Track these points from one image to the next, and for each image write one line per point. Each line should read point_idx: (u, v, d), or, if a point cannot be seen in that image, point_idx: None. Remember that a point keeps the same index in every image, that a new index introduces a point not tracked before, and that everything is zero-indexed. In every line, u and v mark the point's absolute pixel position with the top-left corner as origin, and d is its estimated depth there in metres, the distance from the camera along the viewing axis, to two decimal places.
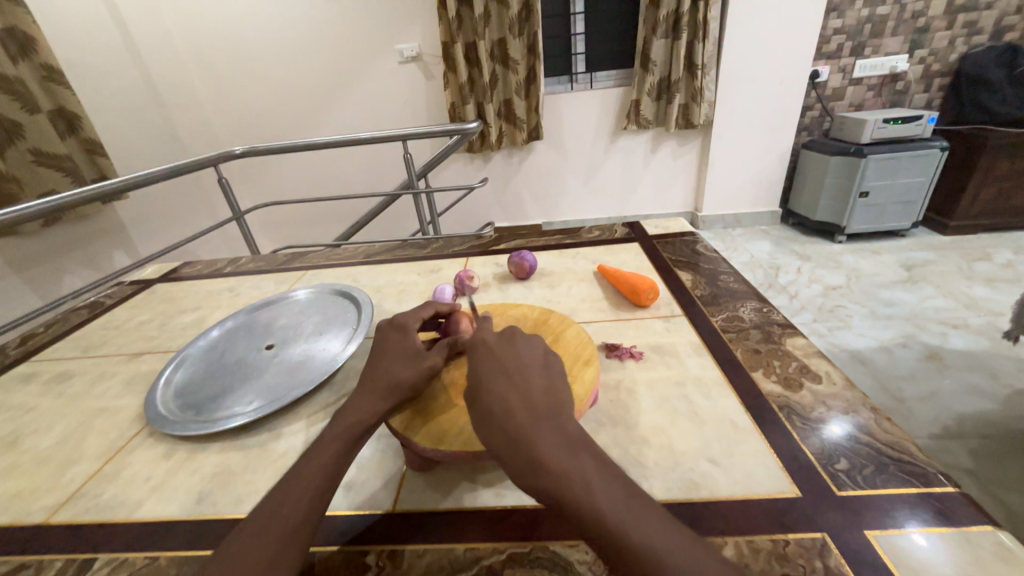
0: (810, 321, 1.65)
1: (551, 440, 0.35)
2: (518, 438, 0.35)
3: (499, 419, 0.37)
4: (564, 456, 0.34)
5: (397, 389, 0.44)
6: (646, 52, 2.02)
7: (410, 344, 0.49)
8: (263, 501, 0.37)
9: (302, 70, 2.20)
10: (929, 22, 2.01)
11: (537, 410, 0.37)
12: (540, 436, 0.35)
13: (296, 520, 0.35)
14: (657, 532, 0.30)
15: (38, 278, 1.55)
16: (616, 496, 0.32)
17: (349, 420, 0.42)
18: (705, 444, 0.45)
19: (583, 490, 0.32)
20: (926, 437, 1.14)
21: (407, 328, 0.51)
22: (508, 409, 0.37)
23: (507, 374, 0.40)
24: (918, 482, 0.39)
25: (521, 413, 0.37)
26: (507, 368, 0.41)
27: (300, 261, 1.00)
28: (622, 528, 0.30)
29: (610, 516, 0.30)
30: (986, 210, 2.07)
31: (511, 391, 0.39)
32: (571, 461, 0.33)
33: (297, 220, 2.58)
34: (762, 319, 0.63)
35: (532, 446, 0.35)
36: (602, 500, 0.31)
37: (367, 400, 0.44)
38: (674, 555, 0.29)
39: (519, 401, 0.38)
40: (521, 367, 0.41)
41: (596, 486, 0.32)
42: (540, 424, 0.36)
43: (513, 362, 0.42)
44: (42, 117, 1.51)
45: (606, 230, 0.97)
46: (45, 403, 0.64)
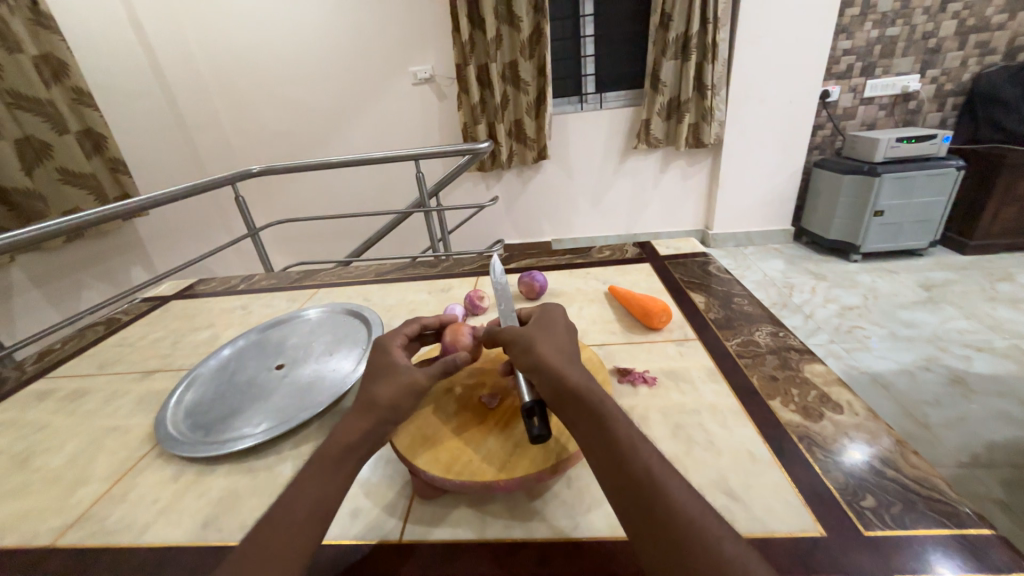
0: (825, 342, 1.61)
1: (585, 375, 0.41)
2: (558, 363, 0.41)
3: (544, 349, 0.43)
4: (595, 388, 0.40)
5: (376, 407, 0.42)
6: (656, 73, 2.04)
7: (389, 361, 0.46)
8: (252, 529, 0.36)
9: (319, 92, 2.26)
10: (940, 43, 2.01)
11: (575, 358, 0.43)
12: (577, 370, 0.41)
13: (285, 551, 0.34)
14: (658, 462, 0.35)
15: (59, 292, 1.59)
16: (630, 428, 0.37)
17: (336, 442, 0.40)
18: (723, 476, 0.43)
19: (607, 412, 0.37)
20: (954, 465, 1.09)
21: (388, 347, 0.49)
22: (553, 347, 0.44)
23: (553, 332, 0.47)
24: (949, 523, 0.37)
25: (564, 354, 0.43)
26: (553, 327, 0.48)
27: (313, 279, 1.01)
28: (633, 447, 0.35)
29: (625, 435, 0.36)
30: (1007, 230, 2.03)
31: (555, 340, 0.45)
32: (600, 393, 0.39)
33: (311, 237, 2.62)
34: (778, 344, 0.62)
35: (570, 372, 0.41)
36: (621, 424, 0.37)
37: (352, 419, 0.42)
38: (669, 481, 0.33)
39: (561, 347, 0.44)
40: (564, 332, 0.48)
41: (617, 416, 0.37)
42: (577, 365, 0.42)
43: (558, 325, 0.48)
44: (70, 138, 1.57)
45: (616, 250, 0.97)
46: (59, 421, 0.65)
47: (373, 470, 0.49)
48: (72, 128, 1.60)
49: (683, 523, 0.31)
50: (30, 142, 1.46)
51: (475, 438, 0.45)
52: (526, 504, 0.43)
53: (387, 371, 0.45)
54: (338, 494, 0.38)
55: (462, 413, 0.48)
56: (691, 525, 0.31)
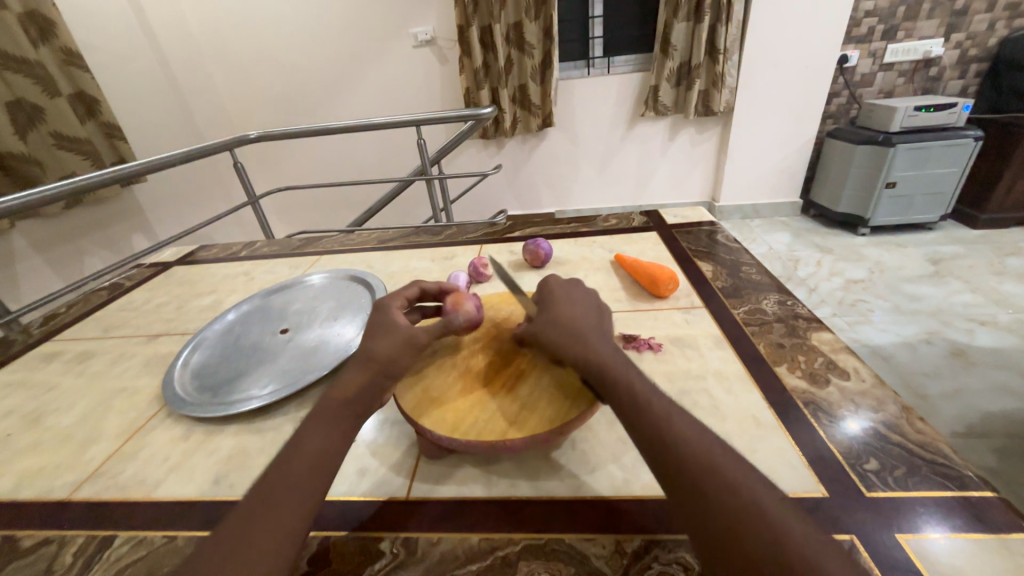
0: (828, 315, 1.61)
1: (601, 343, 0.40)
2: (572, 332, 0.40)
3: (558, 320, 0.41)
4: (614, 355, 0.39)
5: (374, 361, 0.41)
6: (667, 36, 1.95)
7: (386, 317, 0.45)
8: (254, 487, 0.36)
9: (317, 55, 2.18)
10: (968, 4, 1.91)
11: (593, 323, 0.42)
12: (592, 336, 0.40)
13: (288, 505, 0.34)
14: (676, 416, 0.35)
15: (61, 259, 1.59)
16: (647, 388, 0.37)
17: (328, 400, 0.40)
18: (727, 439, 0.43)
19: (623, 376, 0.37)
20: (948, 435, 1.11)
21: (385, 306, 0.47)
22: (568, 316, 0.42)
23: (564, 295, 0.45)
24: (952, 486, 0.38)
25: (578, 320, 0.42)
26: (569, 294, 0.45)
27: (315, 246, 1.00)
28: (650, 407, 0.35)
29: (642, 396, 0.35)
30: (1020, 203, 1.99)
31: (570, 306, 0.43)
32: (617, 360, 0.38)
33: (311, 206, 2.58)
34: (786, 312, 0.61)
35: (583, 341, 0.39)
36: (637, 386, 0.36)
37: (349, 376, 0.42)
38: (689, 434, 0.33)
39: (576, 313, 0.42)
40: (581, 296, 0.45)
41: (636, 381, 0.37)
42: (593, 332, 0.41)
43: (572, 288, 0.46)
44: (61, 101, 1.52)
45: (623, 218, 0.95)
46: (67, 382, 0.66)
47: (378, 431, 0.49)
48: (64, 91, 1.56)
49: (704, 470, 0.31)
50: (20, 104, 1.42)
51: (482, 398, 0.45)
52: (530, 465, 0.44)
53: (384, 327, 0.44)
54: (337, 451, 0.38)
55: (464, 374, 0.48)
56: (713, 472, 0.31)
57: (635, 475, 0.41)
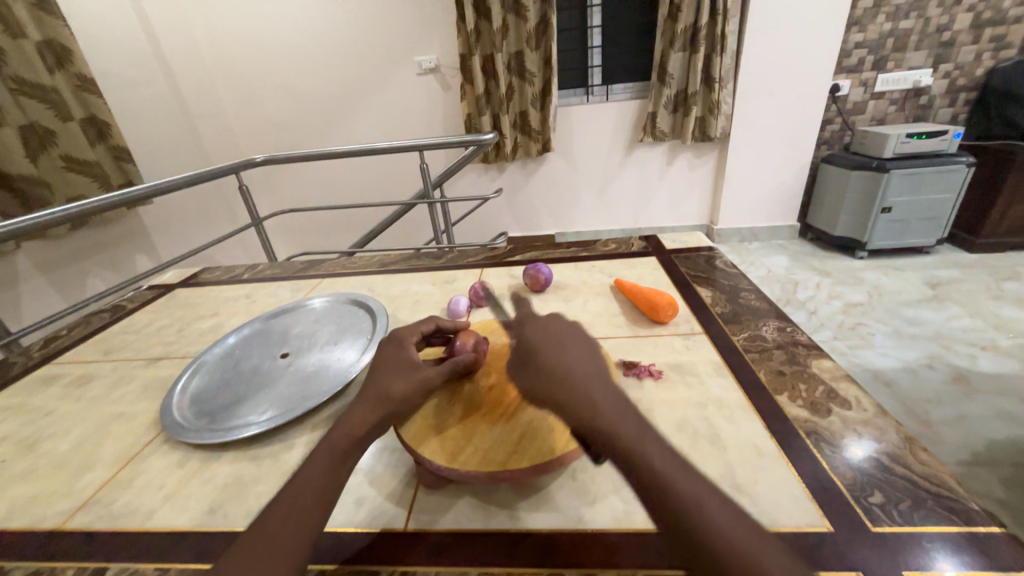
0: (829, 339, 1.61)
1: (602, 397, 0.37)
2: (570, 389, 0.38)
3: (553, 374, 0.39)
4: (617, 410, 0.36)
5: (388, 400, 0.43)
6: (663, 66, 2.02)
7: (405, 356, 0.48)
8: (258, 518, 0.36)
9: (324, 81, 2.25)
10: (954, 36, 1.98)
11: (591, 373, 0.39)
12: (592, 390, 0.38)
13: (284, 541, 0.34)
14: (695, 481, 0.32)
15: (63, 279, 1.59)
16: (658, 446, 0.33)
17: (333, 435, 0.40)
18: (729, 470, 0.43)
19: (630, 436, 0.34)
20: (955, 463, 1.09)
21: (404, 341, 0.50)
22: (563, 369, 0.39)
23: (558, 343, 0.43)
24: (958, 520, 0.37)
25: (575, 373, 0.39)
26: (565, 338, 0.43)
27: (317, 269, 1.01)
28: (665, 473, 0.32)
29: (655, 461, 0.32)
30: (1016, 228, 2.01)
31: (565, 357, 0.41)
32: (621, 415, 0.36)
33: (313, 227, 2.61)
34: (786, 339, 0.61)
35: (583, 398, 0.37)
36: (648, 447, 0.33)
37: (358, 410, 0.42)
38: (711, 504, 0.30)
39: (572, 364, 0.40)
40: (578, 339, 0.43)
41: (645, 440, 0.34)
42: (592, 384, 0.38)
43: (565, 334, 0.44)
44: (73, 125, 1.56)
45: (622, 243, 0.96)
46: (64, 406, 0.65)
47: (377, 459, 0.49)
48: (76, 115, 1.60)
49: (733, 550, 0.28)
50: (34, 128, 1.46)
51: (480, 428, 0.45)
52: (529, 495, 0.43)
53: (400, 366, 0.46)
54: (340, 483, 0.38)
55: (463, 404, 0.48)
56: (743, 552, 0.28)
57: (636, 508, 0.40)
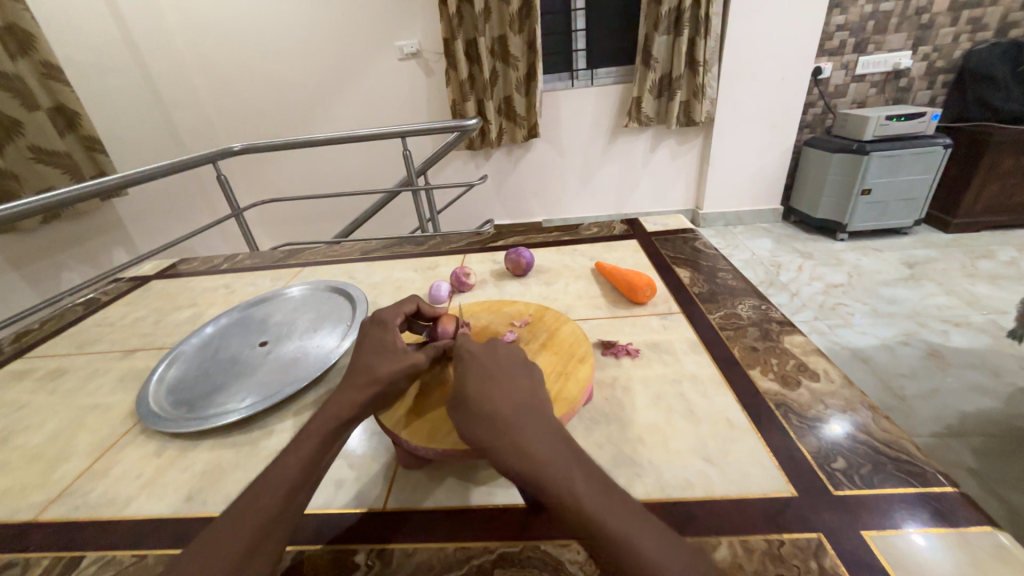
0: (810, 319, 1.64)
1: (532, 431, 0.35)
2: (500, 424, 0.36)
3: (482, 410, 0.37)
4: (548, 446, 0.34)
5: (375, 382, 0.43)
6: (647, 49, 2.00)
7: (390, 337, 0.48)
8: (244, 492, 0.36)
9: (303, 68, 2.19)
10: (933, 18, 1.99)
11: (523, 406, 0.38)
12: (523, 424, 0.36)
13: (267, 516, 0.34)
14: (628, 515, 0.31)
15: (36, 274, 1.55)
16: (589, 482, 0.33)
17: (324, 415, 0.41)
18: (701, 443, 0.44)
19: (561, 477, 0.32)
20: (927, 435, 1.13)
21: (387, 322, 0.49)
22: (493, 403, 0.38)
23: (489, 374, 0.41)
24: (916, 482, 0.39)
25: (505, 406, 0.37)
26: (496, 366, 0.41)
27: (298, 258, 0.99)
28: (595, 511, 0.31)
29: (586, 502, 0.31)
30: (990, 208, 2.06)
31: (497, 390, 0.39)
32: (553, 451, 0.34)
33: (297, 218, 2.57)
34: (761, 316, 0.62)
35: (513, 435, 0.35)
36: (579, 486, 0.32)
37: (345, 392, 0.43)
38: (642, 541, 0.30)
39: (504, 398, 0.38)
40: (508, 369, 0.42)
41: (576, 478, 0.33)
42: (523, 418, 0.37)
43: (495, 363, 0.42)
44: (40, 114, 1.51)
45: (604, 226, 0.97)
46: (37, 400, 0.64)
47: (358, 442, 0.49)
48: (42, 104, 1.54)
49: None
50: None
51: None
52: None
53: (384, 349, 0.46)
54: (328, 460, 0.39)
55: (444, 385, 0.48)
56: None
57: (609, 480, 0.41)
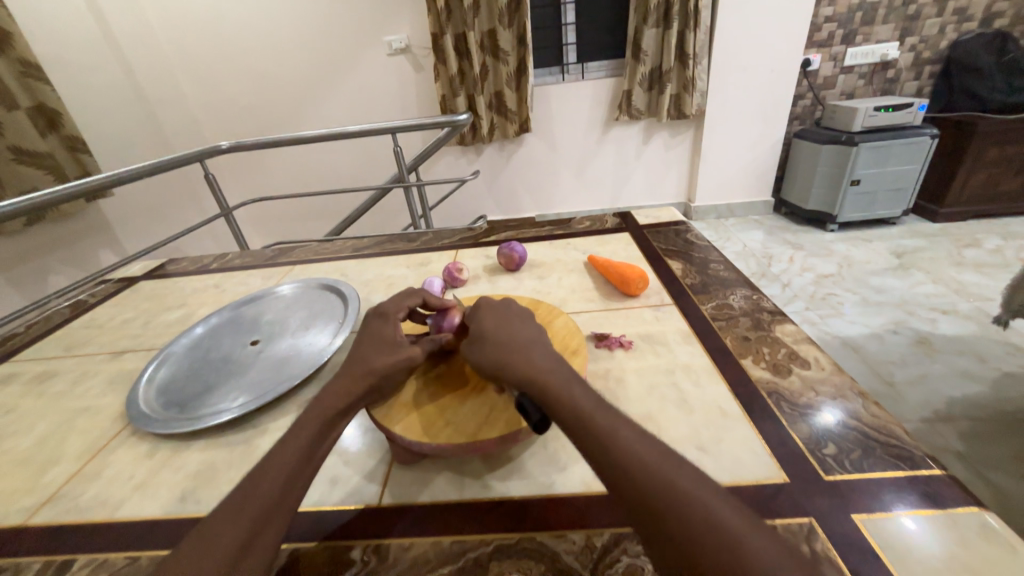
0: (801, 310, 1.65)
1: (541, 358, 0.39)
2: (526, 361, 0.38)
3: (496, 337, 0.41)
4: (553, 366, 0.38)
5: (369, 375, 0.43)
6: (638, 42, 2.00)
7: (388, 330, 0.47)
8: (240, 482, 0.36)
9: (291, 64, 2.16)
10: (919, 9, 2.01)
11: (534, 339, 0.42)
12: (532, 353, 0.40)
13: (267, 504, 0.34)
14: (622, 425, 0.33)
15: (21, 277, 1.52)
16: (588, 397, 0.36)
17: (319, 405, 0.40)
18: (694, 431, 0.44)
19: (563, 390, 0.36)
20: (916, 421, 1.15)
21: (388, 315, 0.49)
22: (507, 336, 0.41)
23: (507, 316, 0.45)
24: (905, 466, 0.39)
25: (519, 337, 0.42)
26: (514, 310, 0.46)
27: (289, 256, 0.98)
28: (591, 416, 0.34)
29: (585, 408, 0.34)
30: (976, 197, 2.09)
31: (512, 325, 0.43)
32: (558, 373, 0.38)
33: (288, 217, 2.55)
34: (752, 306, 0.63)
35: (536, 367, 0.38)
36: (580, 398, 0.35)
37: (336, 385, 0.42)
38: (633, 443, 0.32)
39: (518, 332, 0.42)
40: (523, 314, 0.46)
41: (577, 393, 0.36)
42: (534, 346, 0.41)
43: (512, 312, 0.46)
44: (20, 114, 1.47)
45: (597, 220, 0.97)
46: (25, 403, 0.63)
47: (353, 439, 0.49)
48: (22, 104, 1.50)
49: (645, 474, 0.30)
50: None
51: (455, 401, 0.45)
52: (504, 463, 0.44)
53: (379, 344, 0.46)
54: (324, 449, 0.39)
55: (443, 378, 0.48)
56: (660, 477, 0.30)
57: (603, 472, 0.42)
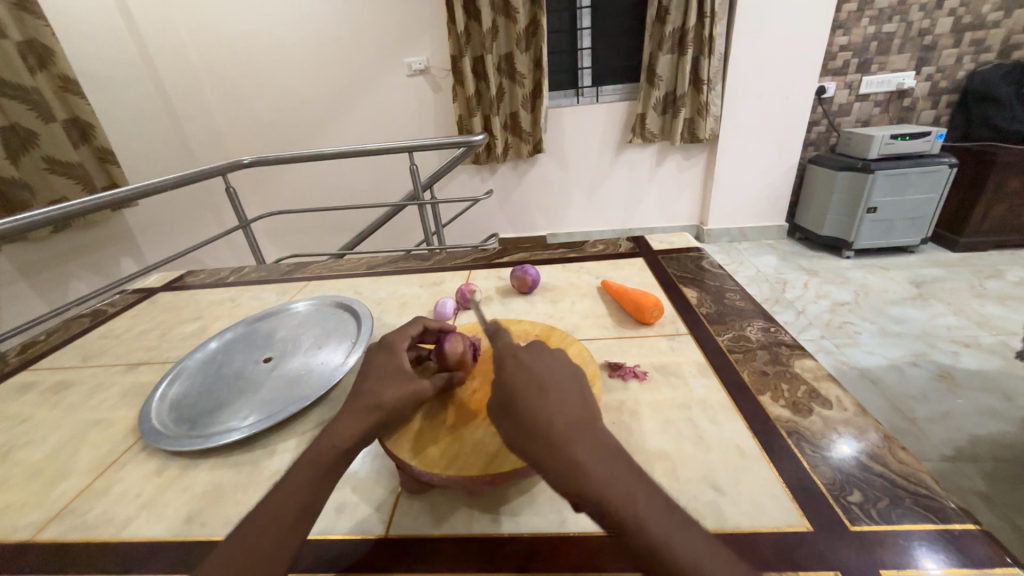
0: (816, 338, 1.62)
1: (593, 451, 0.33)
2: (578, 462, 0.33)
3: (534, 423, 0.35)
4: (608, 466, 0.33)
5: (378, 409, 0.42)
6: (652, 67, 2.03)
7: (395, 362, 0.47)
8: (238, 527, 0.35)
9: (313, 83, 2.23)
10: (935, 40, 2.02)
11: (578, 418, 0.36)
12: (580, 441, 0.34)
13: (262, 556, 0.33)
14: (700, 546, 0.29)
15: (45, 283, 1.56)
16: (655, 508, 0.31)
17: (321, 445, 0.40)
18: (711, 471, 0.43)
19: (626, 500, 0.31)
20: (938, 458, 1.11)
21: (393, 347, 0.49)
22: (547, 417, 0.35)
23: (540, 383, 0.38)
24: (935, 518, 0.37)
25: (559, 420, 0.35)
26: (548, 371, 0.40)
27: (304, 272, 1.00)
28: (665, 543, 0.29)
29: (656, 532, 0.30)
30: (997, 227, 2.05)
31: (550, 400, 0.37)
32: (617, 474, 0.32)
33: (303, 230, 2.59)
34: (769, 339, 0.62)
35: (591, 473, 0.32)
36: (648, 515, 0.30)
37: (341, 422, 0.41)
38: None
39: (558, 410, 0.36)
40: (559, 375, 0.40)
41: (640, 501, 0.31)
42: (580, 432, 0.35)
43: (546, 374, 0.39)
44: (56, 126, 1.54)
45: (610, 244, 0.97)
46: (40, 413, 0.64)
47: (363, 464, 0.48)
48: (58, 116, 1.57)
49: None
50: (13, 129, 1.42)
51: (465, 433, 0.44)
52: (514, 497, 0.43)
53: (391, 373, 0.46)
54: (324, 494, 0.38)
55: (453, 409, 0.47)
56: None
57: None
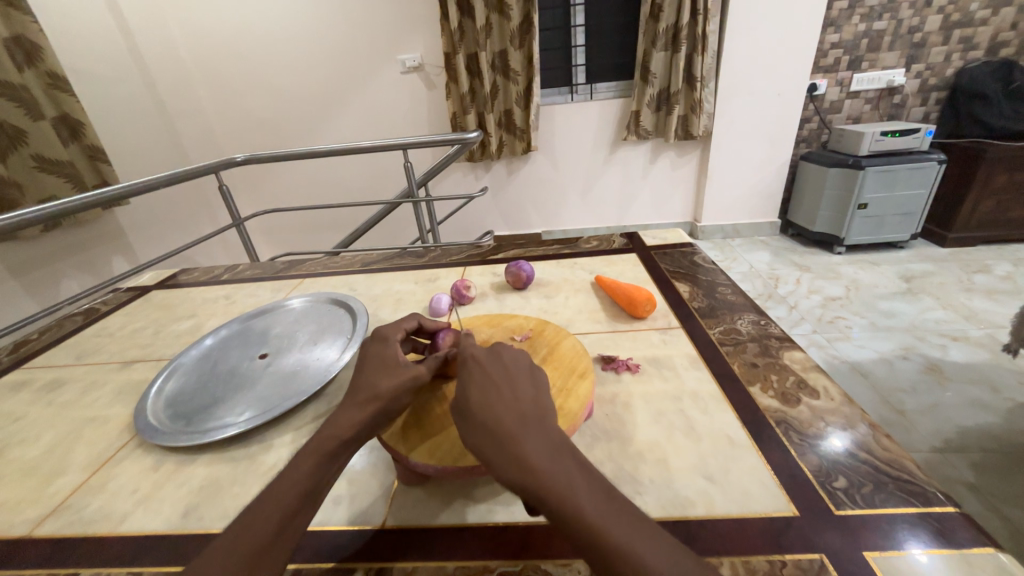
0: (809, 332, 1.64)
1: (537, 444, 0.34)
2: (521, 455, 0.33)
3: (483, 419, 0.36)
4: (551, 458, 0.33)
5: (376, 399, 0.43)
6: (646, 64, 2.04)
7: (389, 352, 0.47)
8: (240, 516, 0.36)
9: (307, 81, 2.22)
10: (925, 37, 2.04)
11: (527, 414, 0.37)
12: (526, 435, 0.35)
13: (262, 544, 0.34)
14: (638, 534, 0.30)
15: (36, 282, 1.55)
16: (596, 499, 0.32)
17: (322, 435, 0.40)
18: (702, 460, 0.44)
19: (567, 491, 0.32)
20: (927, 450, 1.12)
21: (387, 337, 0.50)
22: (496, 413, 0.36)
23: (493, 382, 0.40)
24: (917, 502, 0.39)
25: (508, 416, 0.36)
26: (502, 371, 0.41)
27: (298, 269, 0.99)
28: (600, 530, 0.30)
29: (594, 519, 0.30)
30: (985, 222, 2.08)
31: (501, 398, 0.38)
32: (560, 466, 0.33)
33: (297, 228, 2.58)
34: (759, 332, 0.63)
35: (533, 465, 0.33)
36: (588, 504, 0.31)
37: (340, 414, 0.42)
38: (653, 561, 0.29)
39: (508, 408, 0.37)
40: (514, 375, 0.41)
41: (582, 491, 0.32)
42: (528, 427, 0.36)
43: (500, 374, 0.40)
44: (45, 124, 1.52)
45: (604, 240, 0.97)
46: (34, 412, 0.64)
47: (360, 457, 0.49)
48: (47, 114, 1.55)
49: None
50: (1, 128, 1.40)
51: None
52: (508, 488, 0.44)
53: (386, 364, 0.46)
54: (325, 484, 0.38)
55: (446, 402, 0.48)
56: None
57: None
